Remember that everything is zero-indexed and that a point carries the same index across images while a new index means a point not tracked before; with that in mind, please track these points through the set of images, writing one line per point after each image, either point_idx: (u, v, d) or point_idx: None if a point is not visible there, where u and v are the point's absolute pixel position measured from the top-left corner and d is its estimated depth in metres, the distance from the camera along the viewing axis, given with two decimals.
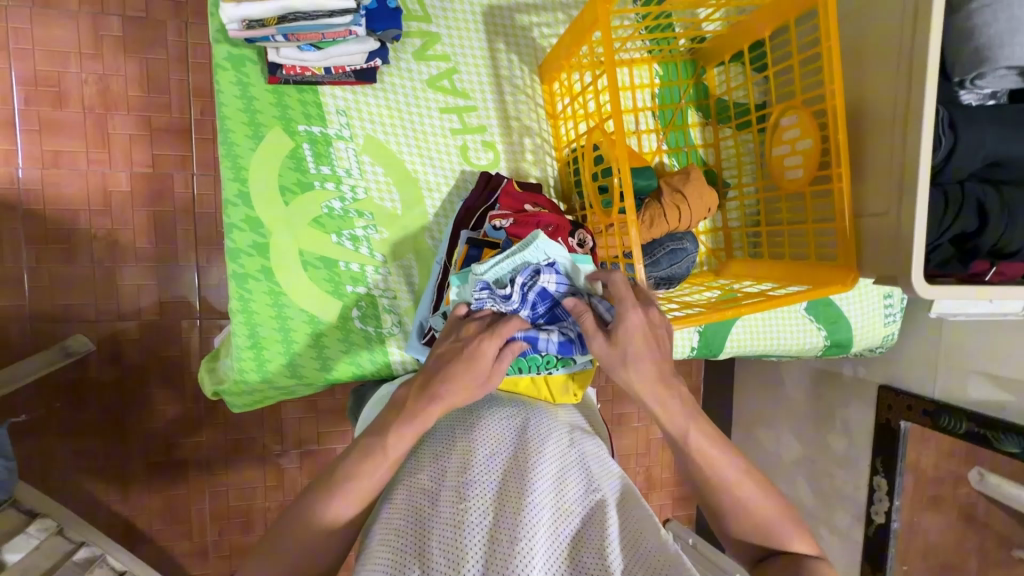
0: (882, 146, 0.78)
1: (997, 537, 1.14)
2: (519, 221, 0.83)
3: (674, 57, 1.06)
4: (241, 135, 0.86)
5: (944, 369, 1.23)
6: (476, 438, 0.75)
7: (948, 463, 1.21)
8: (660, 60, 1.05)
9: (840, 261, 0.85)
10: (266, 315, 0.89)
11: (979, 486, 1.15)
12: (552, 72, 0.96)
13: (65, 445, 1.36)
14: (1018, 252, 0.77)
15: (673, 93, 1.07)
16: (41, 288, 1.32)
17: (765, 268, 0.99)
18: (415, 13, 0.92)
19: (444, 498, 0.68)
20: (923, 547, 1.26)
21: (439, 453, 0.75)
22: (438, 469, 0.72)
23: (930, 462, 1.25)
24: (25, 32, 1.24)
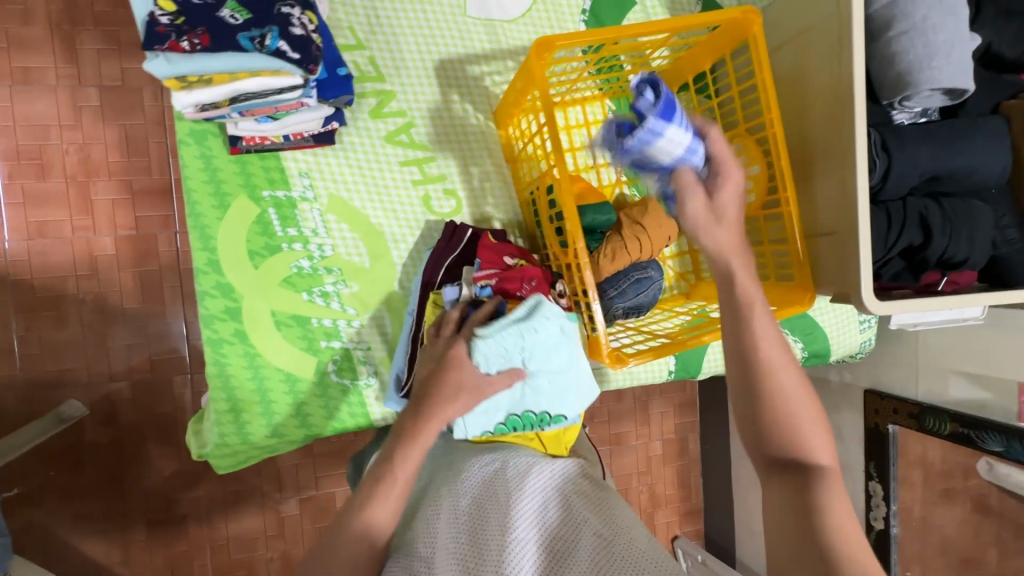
0: (823, 170, 0.81)
1: (1014, 526, 1.08)
2: (503, 279, 0.88)
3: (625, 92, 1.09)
4: (207, 206, 0.89)
5: (925, 372, 1.23)
6: (457, 488, 0.76)
7: (955, 454, 1.16)
8: (611, 96, 1.08)
9: (797, 281, 0.87)
10: (243, 378, 0.91)
11: (989, 476, 1.10)
12: (506, 118, 0.99)
13: (64, 511, 1.37)
14: (965, 262, 0.78)
15: None
16: (33, 356, 1.34)
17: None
18: (368, 74, 0.95)
19: (440, 558, 0.70)
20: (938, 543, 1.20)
21: (426, 512, 0.76)
22: (427, 529, 0.73)
23: (938, 455, 1.19)
24: (6, 109, 1.29)
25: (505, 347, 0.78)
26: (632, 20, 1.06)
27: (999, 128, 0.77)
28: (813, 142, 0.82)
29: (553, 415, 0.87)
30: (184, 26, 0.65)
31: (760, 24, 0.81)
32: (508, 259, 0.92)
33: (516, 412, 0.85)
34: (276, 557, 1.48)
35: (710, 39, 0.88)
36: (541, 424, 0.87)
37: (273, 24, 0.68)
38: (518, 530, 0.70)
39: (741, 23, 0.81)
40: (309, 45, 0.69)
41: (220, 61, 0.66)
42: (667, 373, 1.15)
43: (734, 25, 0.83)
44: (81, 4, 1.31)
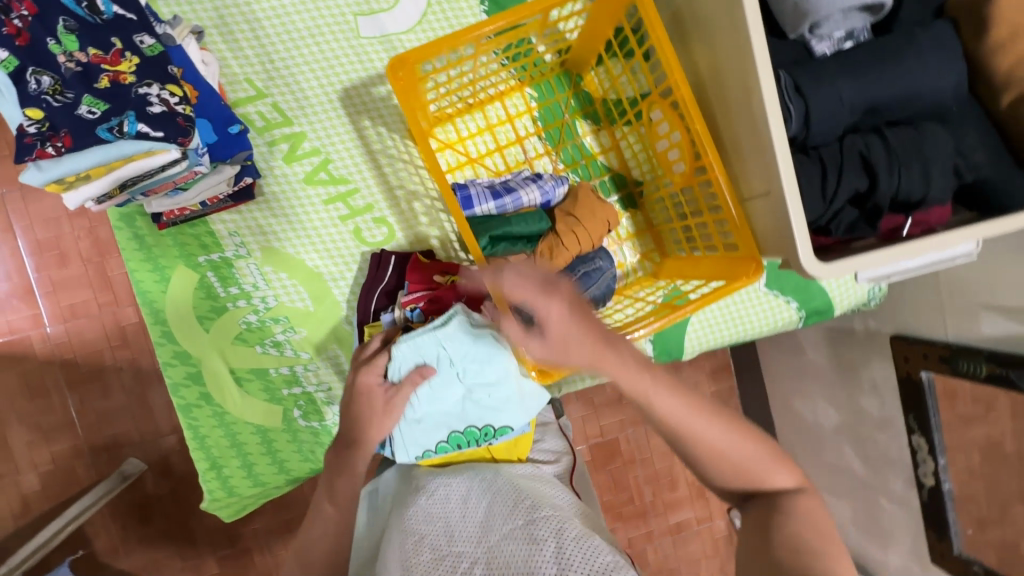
0: (742, 124, 0.71)
1: None
2: (433, 299, 0.87)
3: (546, 74, 1.02)
4: (150, 282, 0.93)
5: (950, 310, 1.09)
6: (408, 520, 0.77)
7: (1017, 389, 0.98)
8: (531, 82, 1.02)
9: (741, 250, 0.80)
10: (217, 436, 0.95)
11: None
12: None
13: (146, 557, 1.50)
14: (926, 199, 0.67)
15: (555, 109, 1.03)
16: (91, 424, 1.47)
17: (688, 264, 0.94)
18: (275, 121, 0.95)
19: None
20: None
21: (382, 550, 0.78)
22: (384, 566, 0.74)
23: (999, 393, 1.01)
24: (22, 211, 1.42)
25: (426, 358, 0.83)
26: None
27: (941, 36, 0.65)
28: (728, 93, 0.73)
29: (498, 428, 0.87)
30: (49, 131, 0.66)
31: None
32: (439, 278, 0.89)
33: (459, 429, 0.87)
34: None
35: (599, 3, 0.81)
36: (488, 437, 0.88)
37: (128, 107, 0.68)
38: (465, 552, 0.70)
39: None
40: (173, 119, 0.70)
41: (89, 157, 0.67)
42: None
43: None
44: None
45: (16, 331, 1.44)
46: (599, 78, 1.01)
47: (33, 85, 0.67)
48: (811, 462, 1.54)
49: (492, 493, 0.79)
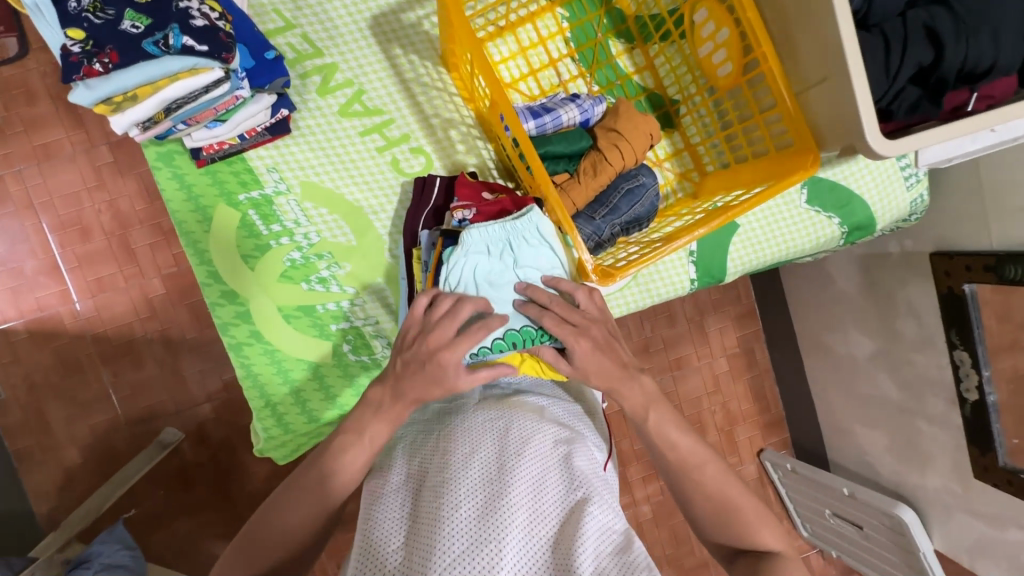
0: (796, 7, 0.70)
1: None
2: (480, 211, 0.87)
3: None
4: (193, 222, 0.92)
5: (994, 218, 1.04)
6: (458, 439, 0.70)
7: None
8: (562, 2, 0.99)
9: (796, 146, 0.78)
10: (269, 374, 0.96)
11: None
12: (453, 58, 0.94)
13: (190, 523, 1.50)
14: (994, 68, 0.66)
15: (588, 29, 1.01)
16: (125, 397, 1.46)
17: (731, 179, 0.92)
18: (305, 53, 0.93)
19: (425, 494, 0.66)
20: None
21: (421, 455, 0.72)
22: (417, 473, 0.70)
23: None
24: (41, 187, 1.40)
25: (491, 249, 0.83)
26: None
27: None
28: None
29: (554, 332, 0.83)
30: (94, 49, 0.66)
31: None
32: (487, 195, 0.90)
33: (515, 327, 0.83)
34: None
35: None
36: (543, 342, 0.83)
37: (172, 21, 0.68)
38: (512, 492, 0.63)
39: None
40: (215, 34, 0.69)
41: (135, 74, 0.67)
42: (689, 284, 1.08)
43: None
44: None
45: (46, 308, 1.42)
46: None
47: (74, 4, 0.67)
48: (844, 397, 1.52)
49: (546, 448, 0.71)
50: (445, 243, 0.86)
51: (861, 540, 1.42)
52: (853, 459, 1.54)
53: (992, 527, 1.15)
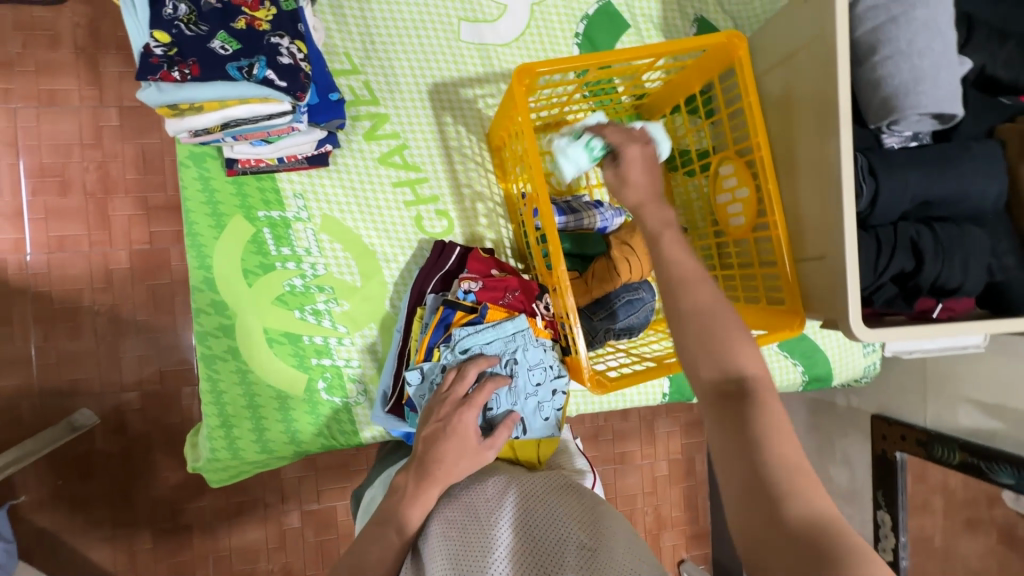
0: (812, 194, 0.80)
1: None
2: (488, 284, 0.90)
3: (622, 114, 1.10)
4: (204, 226, 0.92)
5: (933, 397, 1.15)
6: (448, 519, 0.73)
7: (978, 481, 1.04)
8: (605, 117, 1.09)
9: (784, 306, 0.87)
10: (235, 394, 0.92)
11: (1017, 506, 0.98)
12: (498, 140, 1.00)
13: (74, 518, 1.36)
14: (960, 289, 0.76)
15: None
16: (49, 365, 1.35)
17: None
18: (363, 98, 0.98)
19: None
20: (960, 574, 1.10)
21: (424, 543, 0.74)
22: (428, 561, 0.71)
23: (958, 480, 1.08)
24: (31, 129, 1.33)
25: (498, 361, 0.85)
26: (626, 43, 1.06)
27: (992, 152, 0.75)
28: (801, 165, 0.82)
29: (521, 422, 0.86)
30: (176, 57, 0.68)
31: (745, 48, 0.83)
32: (496, 272, 0.93)
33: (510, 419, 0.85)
34: (277, 570, 1.44)
35: (699, 62, 0.89)
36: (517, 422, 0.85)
37: (260, 52, 0.71)
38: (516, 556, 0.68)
39: (726, 47, 0.83)
40: (297, 73, 0.72)
41: (209, 90, 0.68)
42: (661, 397, 1.14)
43: (728, 53, 0.84)
44: (104, 31, 1.35)
45: None
46: (669, 127, 1.09)
47: (169, 11, 0.69)
48: None
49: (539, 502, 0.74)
50: (445, 311, 0.87)
51: None
52: None
53: None
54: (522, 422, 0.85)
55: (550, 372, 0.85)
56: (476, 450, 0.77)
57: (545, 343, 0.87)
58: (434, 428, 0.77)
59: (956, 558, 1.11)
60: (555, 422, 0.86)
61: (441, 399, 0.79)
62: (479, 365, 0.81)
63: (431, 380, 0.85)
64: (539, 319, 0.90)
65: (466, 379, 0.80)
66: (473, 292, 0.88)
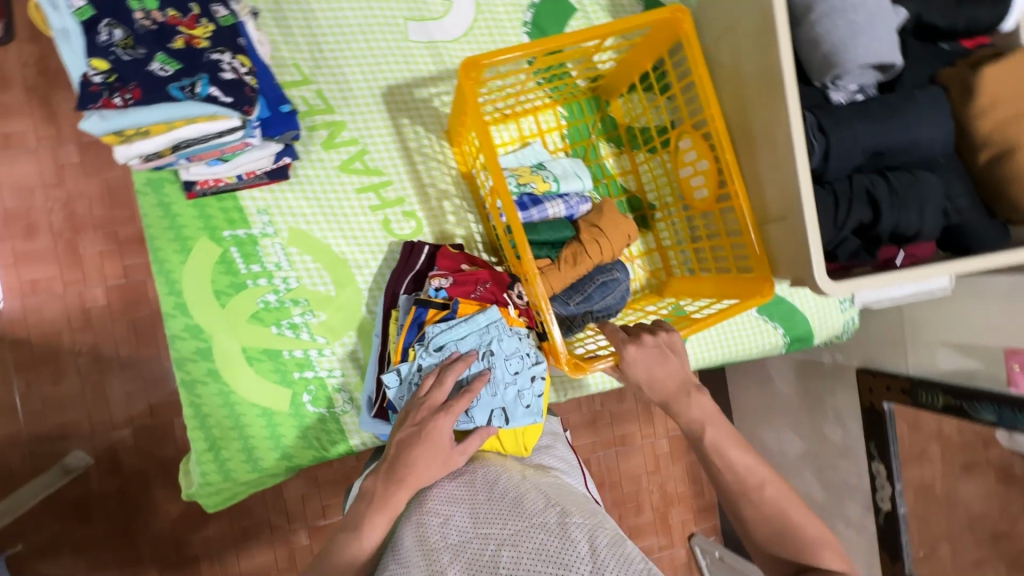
0: (765, 156, 0.81)
1: None
2: (458, 280, 0.90)
3: (580, 98, 1.11)
4: (170, 251, 0.91)
5: (913, 345, 1.17)
6: (425, 510, 0.75)
7: (970, 425, 1.04)
8: (562, 103, 1.10)
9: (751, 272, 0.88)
10: (220, 416, 0.92)
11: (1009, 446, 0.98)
12: (457, 135, 0.99)
13: (78, 563, 1.35)
14: (919, 234, 0.78)
15: (582, 130, 1.11)
16: (35, 411, 1.34)
17: (693, 285, 1.01)
18: (317, 107, 0.97)
19: (414, 568, 0.69)
20: (966, 517, 1.08)
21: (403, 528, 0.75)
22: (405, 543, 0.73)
23: (953, 427, 1.07)
24: None
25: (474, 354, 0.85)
26: (575, 28, 1.07)
27: (936, 97, 0.76)
28: (752, 130, 0.83)
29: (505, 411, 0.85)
30: (116, 83, 0.67)
31: (690, 21, 0.83)
32: (466, 267, 0.93)
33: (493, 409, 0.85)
34: None
35: (646, 39, 0.90)
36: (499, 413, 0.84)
37: (202, 70, 0.70)
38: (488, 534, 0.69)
39: (672, 22, 0.84)
40: (242, 88, 0.71)
41: (154, 113, 0.68)
42: None
43: (666, 28, 0.86)
44: (54, 68, 1.34)
45: None
46: (627, 106, 1.09)
47: (104, 37, 0.68)
48: None
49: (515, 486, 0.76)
50: (417, 311, 0.88)
51: None
52: None
53: None
54: (504, 412, 0.85)
55: (527, 360, 0.86)
56: (449, 455, 0.78)
57: (519, 333, 0.88)
58: (410, 432, 0.78)
59: (957, 504, 1.09)
60: (537, 408, 0.86)
61: (419, 403, 0.80)
62: (456, 367, 0.81)
63: (410, 382, 0.85)
64: (512, 308, 0.90)
65: (445, 384, 0.80)
66: (443, 289, 0.88)
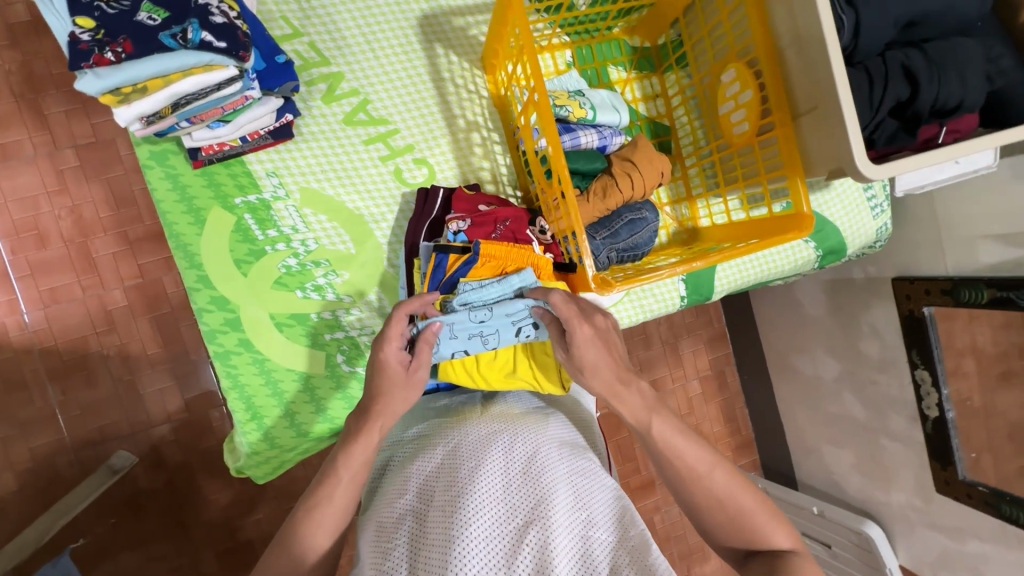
0: (797, 56, 0.76)
1: None
2: (476, 221, 0.88)
3: (591, 39, 1.05)
4: (185, 224, 0.89)
5: (950, 244, 1.12)
6: (460, 454, 0.70)
7: (1009, 334, 1.01)
8: (583, 44, 1.05)
9: (801, 201, 0.84)
10: (257, 385, 0.91)
11: None
12: (493, 61, 0.96)
13: (136, 559, 1.37)
14: (961, 106, 0.74)
15: (605, 69, 1.06)
16: (73, 417, 1.35)
17: (740, 229, 0.96)
18: (312, 60, 0.93)
19: (430, 520, 0.64)
20: (1008, 427, 1.04)
21: (425, 474, 0.70)
22: (425, 489, 0.68)
23: (988, 338, 1.05)
24: None
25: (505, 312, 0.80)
26: None
27: None
28: (784, 38, 0.78)
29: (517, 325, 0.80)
30: (106, 39, 0.64)
31: None
32: (483, 207, 0.91)
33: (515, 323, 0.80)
34: None
35: None
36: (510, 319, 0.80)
37: (191, 16, 0.67)
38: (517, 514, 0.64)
39: None
40: (234, 32, 0.68)
41: (147, 66, 0.65)
42: (679, 301, 1.12)
43: None
44: (39, 71, 1.31)
45: None
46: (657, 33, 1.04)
47: None
48: (813, 419, 1.55)
49: (551, 460, 0.70)
50: (439, 257, 0.85)
51: (829, 560, 1.43)
52: (821, 479, 1.55)
53: (953, 539, 1.17)
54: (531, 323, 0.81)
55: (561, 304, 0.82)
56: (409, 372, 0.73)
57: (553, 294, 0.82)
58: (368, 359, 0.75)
59: (996, 414, 1.05)
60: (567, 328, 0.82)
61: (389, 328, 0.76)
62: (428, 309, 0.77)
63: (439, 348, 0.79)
64: (537, 243, 0.89)
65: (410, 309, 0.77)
66: (463, 232, 0.86)
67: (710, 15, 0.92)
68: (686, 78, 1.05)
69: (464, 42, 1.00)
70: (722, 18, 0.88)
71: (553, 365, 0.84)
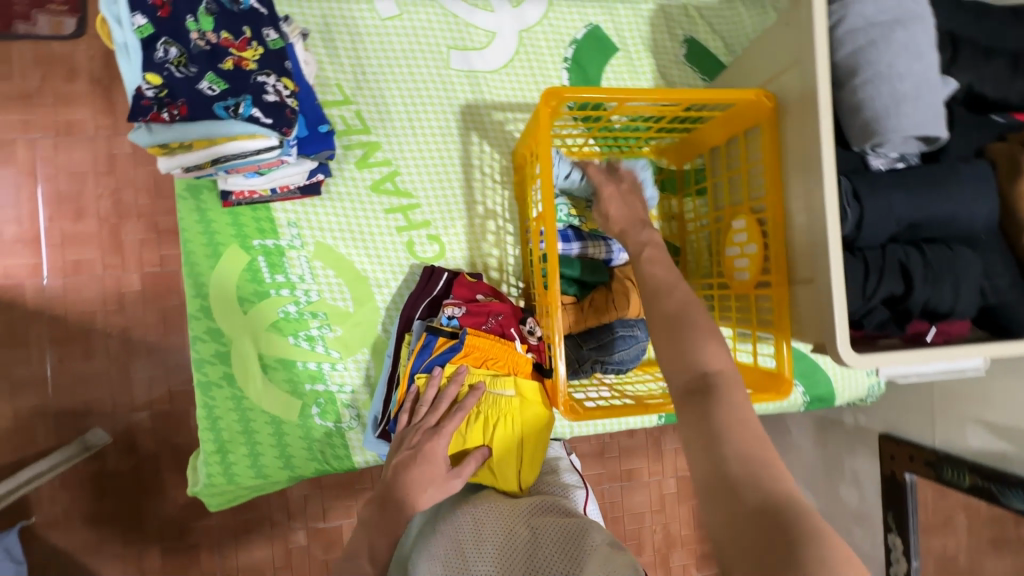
0: (801, 231, 0.79)
1: None
2: (471, 310, 0.91)
3: (620, 153, 1.09)
4: (201, 256, 0.94)
5: (942, 418, 1.08)
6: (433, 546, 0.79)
7: None
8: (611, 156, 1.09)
9: (783, 363, 0.85)
10: (230, 420, 0.94)
11: None
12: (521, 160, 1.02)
13: (90, 535, 1.33)
14: (953, 312, 0.75)
15: None
16: (62, 386, 1.32)
17: None
18: (355, 127, 1.00)
19: None
20: None
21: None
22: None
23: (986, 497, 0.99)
24: (50, 158, 1.30)
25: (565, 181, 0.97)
26: (614, 67, 1.08)
27: (981, 173, 0.74)
28: (792, 208, 0.81)
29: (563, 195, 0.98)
30: (167, 99, 0.70)
31: (774, 106, 0.82)
32: (480, 297, 0.94)
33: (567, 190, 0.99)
34: None
35: (727, 114, 0.88)
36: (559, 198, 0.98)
37: (247, 91, 0.73)
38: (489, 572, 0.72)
39: (757, 104, 0.82)
40: (283, 110, 0.74)
41: (199, 129, 0.71)
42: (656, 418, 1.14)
43: (750, 104, 0.83)
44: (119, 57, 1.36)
45: (10, 277, 1.30)
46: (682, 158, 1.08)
47: (160, 54, 0.71)
48: None
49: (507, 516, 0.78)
50: (428, 336, 0.89)
51: None
52: None
53: None
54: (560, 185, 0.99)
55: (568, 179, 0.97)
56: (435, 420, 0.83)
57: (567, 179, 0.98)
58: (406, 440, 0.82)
59: None
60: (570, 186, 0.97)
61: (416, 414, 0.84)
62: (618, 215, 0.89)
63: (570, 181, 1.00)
64: (520, 343, 0.90)
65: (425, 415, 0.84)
66: (457, 319, 0.89)
67: (732, 159, 0.96)
68: (702, 207, 1.08)
69: (499, 135, 1.05)
70: (743, 170, 0.91)
71: (515, 462, 0.86)
